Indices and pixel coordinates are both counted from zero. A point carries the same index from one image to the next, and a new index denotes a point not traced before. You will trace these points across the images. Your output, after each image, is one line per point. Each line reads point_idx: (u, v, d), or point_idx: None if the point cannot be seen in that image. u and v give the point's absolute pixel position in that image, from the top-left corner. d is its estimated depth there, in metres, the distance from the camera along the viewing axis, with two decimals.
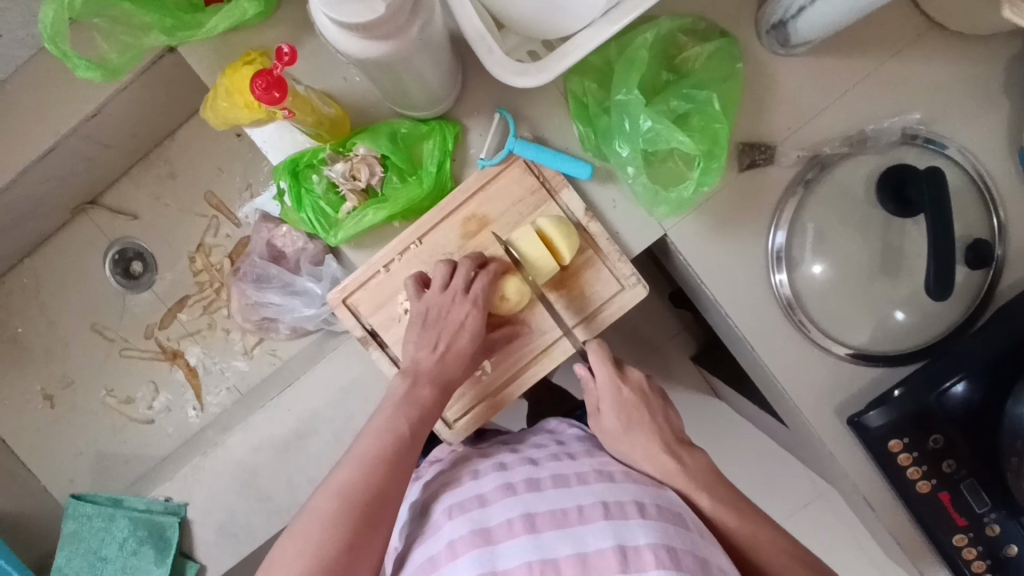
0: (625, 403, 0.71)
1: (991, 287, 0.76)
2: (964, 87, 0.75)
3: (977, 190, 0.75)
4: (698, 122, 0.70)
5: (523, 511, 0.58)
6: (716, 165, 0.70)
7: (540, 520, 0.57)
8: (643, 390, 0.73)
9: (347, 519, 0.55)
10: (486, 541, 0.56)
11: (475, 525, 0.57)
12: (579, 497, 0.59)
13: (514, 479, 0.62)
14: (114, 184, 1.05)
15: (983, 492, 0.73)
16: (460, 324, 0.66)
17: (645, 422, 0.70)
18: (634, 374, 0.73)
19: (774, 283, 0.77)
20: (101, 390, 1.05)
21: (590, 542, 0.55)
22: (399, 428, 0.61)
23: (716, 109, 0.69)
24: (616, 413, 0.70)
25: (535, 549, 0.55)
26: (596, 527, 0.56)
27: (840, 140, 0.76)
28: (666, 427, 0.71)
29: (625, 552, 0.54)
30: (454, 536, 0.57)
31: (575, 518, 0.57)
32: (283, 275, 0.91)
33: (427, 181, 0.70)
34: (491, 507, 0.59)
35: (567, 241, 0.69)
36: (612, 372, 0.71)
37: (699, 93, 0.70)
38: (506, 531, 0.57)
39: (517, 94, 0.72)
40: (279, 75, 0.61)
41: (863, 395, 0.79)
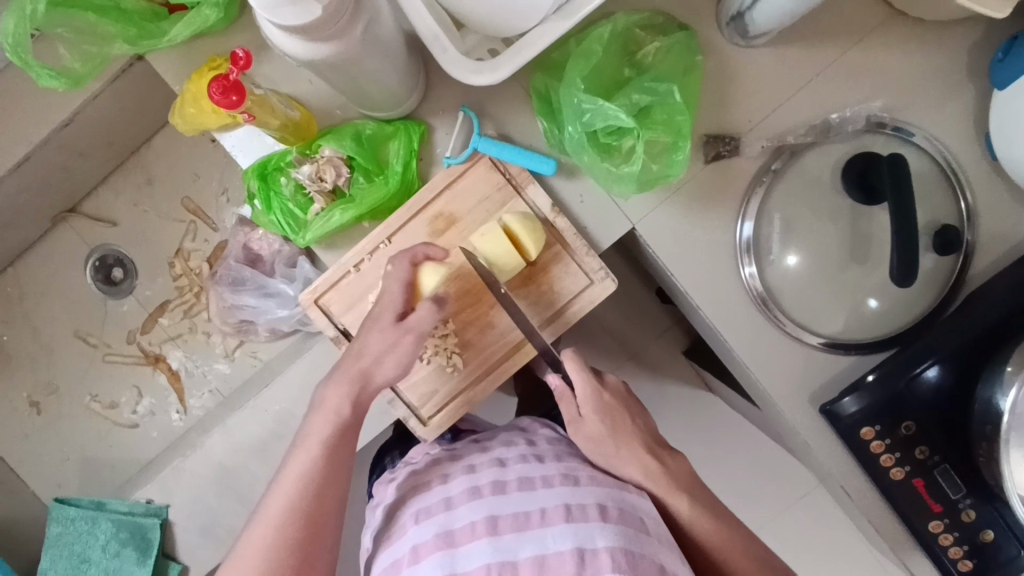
0: (607, 408, 0.68)
1: (961, 273, 0.76)
2: (925, 74, 0.76)
3: (944, 175, 0.75)
4: (660, 115, 0.71)
5: (487, 514, 0.58)
6: (680, 157, 0.71)
7: (503, 523, 0.57)
8: (622, 394, 0.71)
9: (299, 509, 0.59)
10: (448, 545, 0.57)
11: (439, 530, 0.58)
12: (542, 500, 0.59)
13: (481, 482, 0.62)
14: (93, 192, 1.06)
15: (956, 478, 0.73)
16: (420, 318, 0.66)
17: (625, 424, 0.68)
18: (612, 380, 0.72)
19: (744, 275, 0.77)
20: (86, 396, 1.06)
21: (550, 544, 0.56)
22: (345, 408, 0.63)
23: (677, 101, 0.70)
24: (599, 418, 0.67)
25: (494, 552, 0.56)
26: (556, 530, 0.56)
27: (805, 129, 0.76)
28: (644, 428, 0.69)
29: (583, 554, 0.55)
30: (418, 540, 0.59)
31: (537, 521, 0.58)
32: (257, 278, 0.92)
33: (393, 181, 0.71)
34: (456, 510, 0.60)
35: (533, 237, 0.70)
36: (591, 378, 0.68)
37: (659, 85, 0.70)
38: (469, 534, 0.57)
39: (478, 93, 0.73)
40: (235, 79, 0.63)
41: (836, 383, 0.79)
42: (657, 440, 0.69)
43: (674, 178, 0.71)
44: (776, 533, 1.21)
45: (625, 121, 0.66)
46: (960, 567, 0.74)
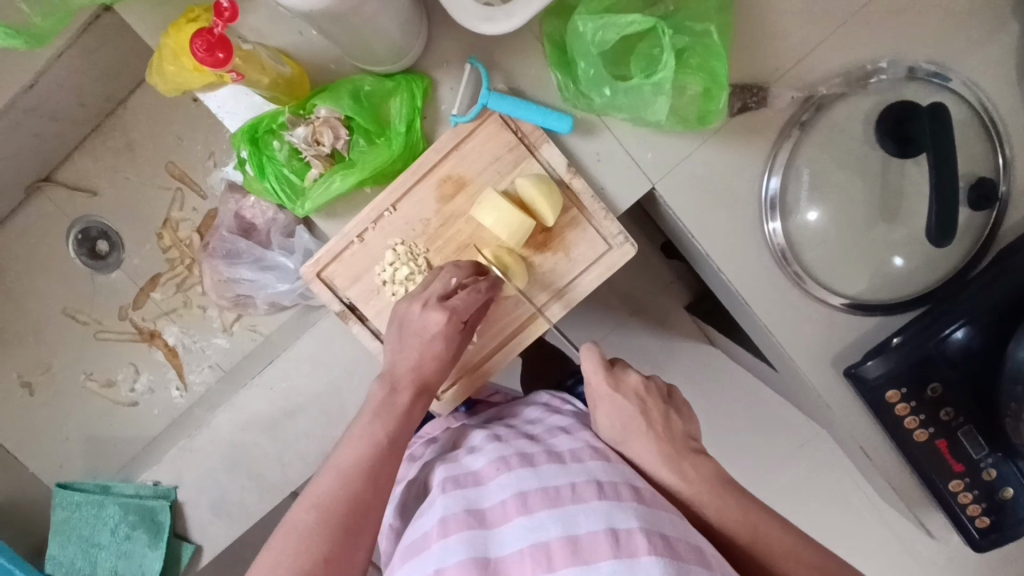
0: (619, 410, 0.67)
1: (994, 229, 0.73)
2: (967, 13, 0.70)
3: (982, 124, 0.71)
4: (695, 59, 0.65)
5: (516, 490, 0.56)
6: (717, 103, 0.66)
7: (533, 500, 0.55)
8: (641, 395, 0.68)
9: (325, 535, 0.54)
10: (479, 523, 0.55)
11: (469, 506, 0.57)
12: (572, 475, 0.58)
13: (508, 453, 0.61)
14: (68, 159, 0.99)
15: (979, 438, 0.72)
16: (427, 325, 0.63)
17: (639, 431, 0.66)
18: (632, 377, 0.69)
19: (767, 231, 0.73)
20: (81, 374, 1.02)
21: (582, 524, 0.52)
22: (376, 436, 0.59)
23: (716, 41, 0.64)
24: (611, 420, 0.67)
25: (529, 531, 0.53)
26: (589, 505, 0.54)
27: (837, 78, 0.71)
28: (660, 432, 0.67)
29: (617, 535, 0.51)
30: (445, 512, 0.56)
31: (568, 497, 0.55)
32: (253, 250, 0.87)
33: (397, 143, 0.66)
34: (486, 484, 0.59)
35: (549, 202, 0.65)
36: (607, 381, 0.68)
37: (695, 25, 0.64)
38: (500, 511, 0.56)
39: (487, 43, 0.67)
40: (220, 34, 0.56)
41: (860, 345, 0.77)
42: (676, 446, 0.66)
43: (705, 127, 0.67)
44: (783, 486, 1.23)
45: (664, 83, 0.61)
46: (978, 524, 0.74)
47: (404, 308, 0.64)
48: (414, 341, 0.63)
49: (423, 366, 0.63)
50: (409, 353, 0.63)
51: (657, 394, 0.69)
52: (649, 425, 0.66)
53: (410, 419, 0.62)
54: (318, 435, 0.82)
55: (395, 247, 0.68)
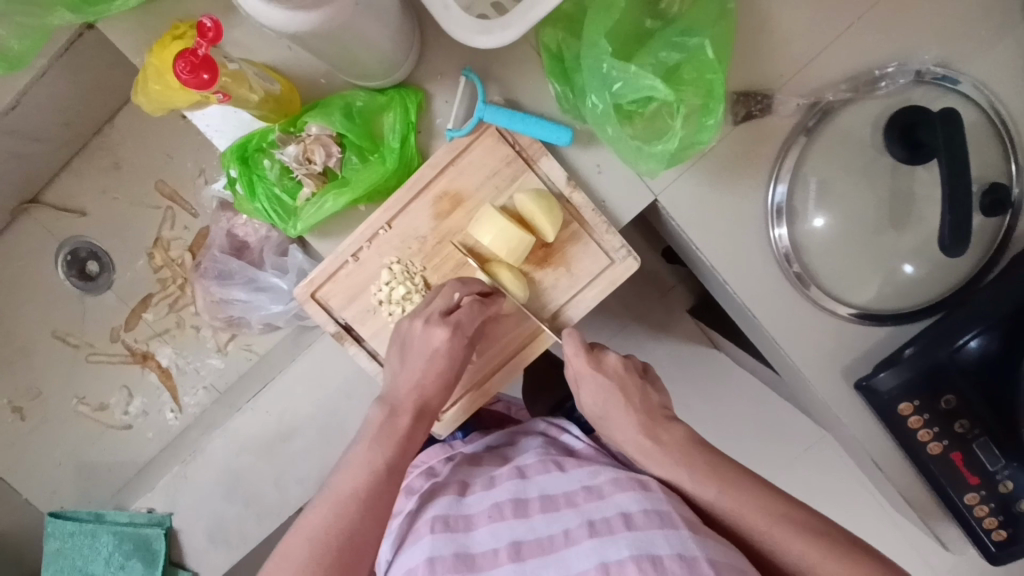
0: (601, 390, 0.67)
1: (1007, 234, 0.71)
2: (975, 14, 0.68)
3: (993, 128, 0.69)
4: (690, 74, 0.62)
5: (510, 540, 0.57)
6: (711, 120, 0.62)
7: (526, 549, 0.56)
8: (622, 375, 0.68)
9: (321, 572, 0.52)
10: (468, 567, 0.56)
11: (459, 550, 0.57)
12: (567, 520, 0.57)
13: (502, 499, 0.60)
14: (56, 179, 0.97)
15: (995, 450, 0.70)
16: (435, 343, 0.61)
17: (620, 407, 0.67)
18: (611, 358, 0.68)
19: (773, 237, 0.71)
20: (73, 398, 1.00)
21: (574, 564, 0.54)
22: (375, 464, 0.58)
23: (711, 57, 0.61)
24: (593, 397, 0.68)
25: None
26: (580, 547, 0.54)
27: (844, 83, 0.69)
28: (638, 405, 0.67)
29: (608, 569, 0.52)
30: (434, 552, 0.56)
31: (561, 543, 0.56)
32: (246, 270, 0.85)
33: (391, 160, 0.64)
34: (476, 531, 0.58)
35: (549, 217, 0.63)
36: (588, 363, 0.67)
37: (689, 40, 0.61)
38: (491, 559, 0.56)
39: (481, 56, 0.65)
40: (204, 55, 0.54)
41: (871, 355, 0.75)
42: (652, 416, 0.67)
43: (704, 145, 0.63)
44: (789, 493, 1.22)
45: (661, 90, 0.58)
46: (994, 537, 0.73)
47: (406, 326, 0.62)
48: (416, 362, 0.61)
49: (422, 390, 0.62)
50: (411, 374, 0.62)
51: (635, 370, 0.69)
52: (628, 402, 0.67)
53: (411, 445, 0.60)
54: (316, 460, 0.80)
55: (391, 267, 0.66)
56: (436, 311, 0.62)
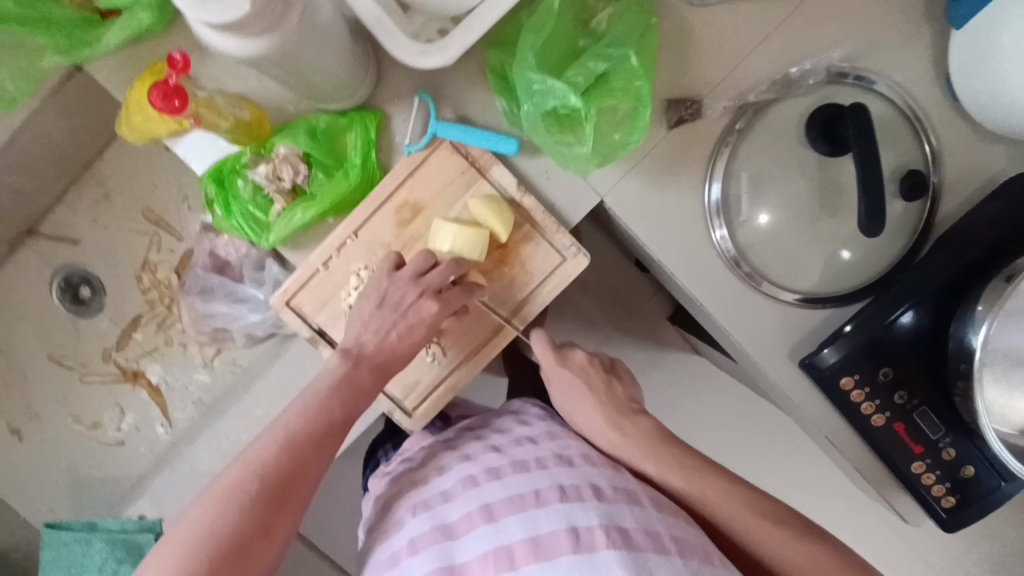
0: (567, 384, 0.75)
1: (930, 216, 0.76)
2: (881, 18, 0.75)
3: (907, 120, 0.75)
4: (619, 81, 0.69)
5: (482, 503, 0.59)
6: (642, 122, 0.69)
7: (498, 508, 0.58)
8: (586, 368, 0.75)
9: (256, 497, 0.56)
10: (447, 536, 0.58)
11: (436, 523, 0.60)
12: (536, 482, 0.60)
13: (476, 470, 0.64)
14: (50, 212, 1.04)
15: (935, 419, 0.75)
16: (412, 317, 0.67)
17: (587, 399, 0.73)
18: (577, 354, 0.77)
19: (715, 240, 0.77)
20: (68, 418, 1.05)
21: (543, 524, 0.56)
22: (331, 412, 0.62)
23: (634, 65, 0.68)
24: (562, 394, 0.75)
25: (492, 538, 0.56)
26: (550, 509, 0.57)
27: (766, 85, 0.75)
28: (602, 397, 0.73)
29: (577, 532, 0.55)
30: (415, 533, 0.60)
31: (532, 502, 0.58)
32: (226, 285, 0.91)
33: (354, 174, 0.70)
34: (453, 502, 0.61)
35: (501, 219, 0.69)
36: (553, 356, 0.76)
37: (613, 51, 0.68)
38: (467, 523, 0.59)
39: (432, 76, 0.71)
40: (175, 83, 0.61)
41: (816, 336, 0.79)
42: (619, 409, 0.72)
43: (631, 146, 0.69)
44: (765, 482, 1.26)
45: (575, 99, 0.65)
46: (944, 504, 0.76)
47: (377, 286, 0.67)
48: (382, 351, 0.67)
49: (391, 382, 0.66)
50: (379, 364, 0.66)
51: (600, 366, 0.76)
52: (591, 394, 0.73)
53: (360, 389, 0.65)
54: None
55: (359, 272, 0.71)
56: (411, 273, 0.67)
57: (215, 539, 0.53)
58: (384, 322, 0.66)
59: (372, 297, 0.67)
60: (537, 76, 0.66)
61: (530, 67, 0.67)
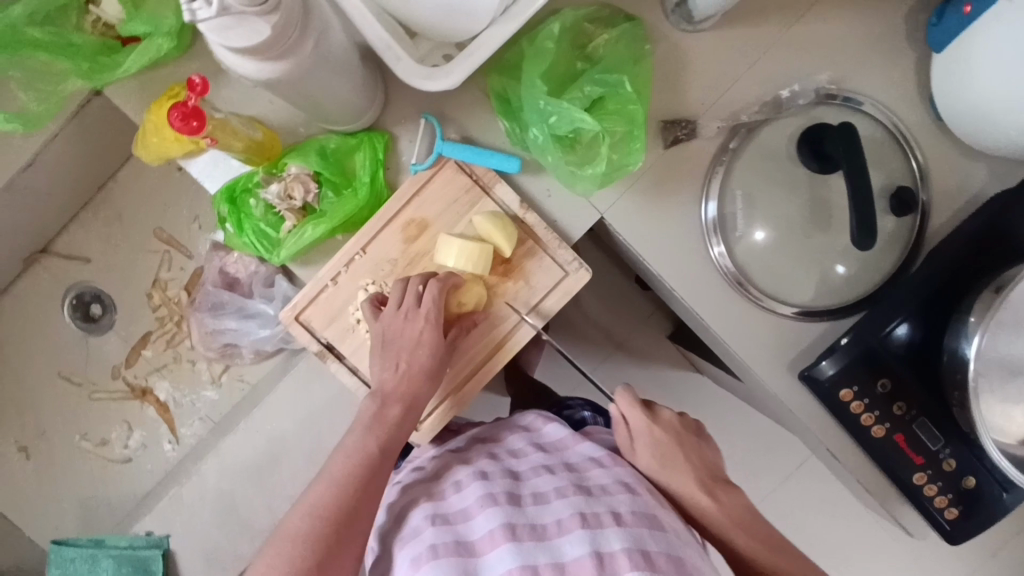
0: (661, 444, 0.73)
1: (920, 231, 0.79)
2: (867, 41, 0.78)
3: (895, 139, 0.78)
4: (615, 105, 0.72)
5: (503, 521, 0.60)
6: (638, 144, 0.72)
7: (521, 530, 0.59)
8: (675, 428, 0.75)
9: (316, 541, 0.59)
10: (469, 553, 0.59)
11: (459, 537, 0.61)
12: (558, 511, 0.61)
13: (496, 491, 0.64)
14: (63, 231, 1.06)
15: (934, 430, 0.76)
16: (417, 338, 0.68)
17: (678, 460, 0.73)
18: (665, 412, 0.76)
19: (713, 255, 0.79)
20: (76, 435, 1.06)
21: (568, 551, 0.58)
22: (368, 447, 0.65)
23: (629, 90, 0.71)
24: (650, 453, 0.73)
25: (516, 557, 0.57)
26: (572, 536, 0.58)
27: (757, 107, 0.78)
28: (695, 463, 0.73)
29: (602, 557, 0.56)
30: (434, 541, 0.61)
31: (554, 531, 0.60)
32: (236, 300, 0.94)
33: (362, 192, 0.72)
34: (474, 519, 0.62)
35: (505, 235, 0.72)
36: (644, 415, 0.75)
37: (610, 77, 0.72)
38: (489, 543, 0.59)
39: (437, 99, 0.74)
40: (194, 105, 0.64)
41: (813, 348, 0.81)
42: (711, 476, 0.73)
43: (632, 166, 0.72)
44: (766, 497, 1.27)
45: (590, 122, 0.68)
46: (947, 516, 0.77)
47: (383, 326, 0.69)
48: (390, 366, 0.68)
49: (399, 391, 0.68)
50: (395, 378, 0.68)
51: (688, 429, 0.77)
52: (686, 459, 0.73)
53: (398, 431, 0.67)
54: (302, 474, 0.88)
55: (367, 288, 0.73)
56: (410, 305, 0.68)
57: None
58: (398, 342, 0.68)
59: (377, 340, 0.69)
60: (546, 102, 0.70)
61: (538, 94, 0.70)
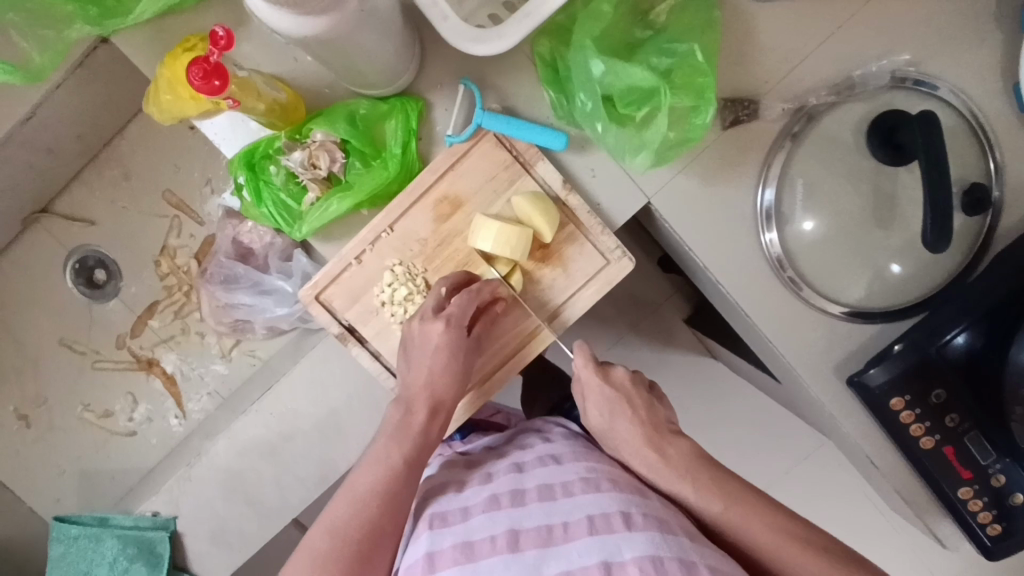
0: (608, 403, 0.69)
1: (990, 231, 0.73)
2: (949, 22, 0.71)
3: (971, 130, 0.72)
4: (681, 77, 0.66)
5: (509, 526, 0.55)
6: (702, 118, 0.66)
7: (524, 539, 0.54)
8: (629, 388, 0.69)
9: (338, 562, 0.54)
10: (467, 557, 0.54)
11: (458, 540, 0.55)
12: (564, 512, 0.56)
13: (500, 491, 0.60)
14: (66, 190, 1.00)
15: (985, 442, 0.72)
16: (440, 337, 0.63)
17: (626, 418, 0.68)
18: (620, 372, 0.70)
19: (764, 242, 0.73)
20: (78, 405, 1.03)
21: (575, 559, 0.51)
22: (392, 459, 0.59)
23: (700, 60, 0.65)
24: (599, 410, 0.69)
25: (516, 568, 0.52)
26: (580, 544, 0.52)
27: (826, 89, 0.72)
28: (643, 417, 0.68)
29: (610, 569, 0.50)
30: (434, 548, 0.55)
31: (560, 535, 0.54)
32: (251, 274, 0.90)
33: (393, 165, 0.66)
34: (473, 519, 0.57)
35: (546, 219, 0.66)
36: (596, 373, 0.69)
37: (677, 46, 0.66)
38: (489, 546, 0.54)
39: (478, 65, 0.67)
40: (216, 61, 0.57)
41: (863, 352, 0.76)
42: (666, 432, 0.67)
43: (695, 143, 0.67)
44: (783, 493, 1.24)
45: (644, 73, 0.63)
46: (989, 532, 0.74)
47: (409, 327, 0.65)
48: (419, 359, 0.64)
49: (431, 382, 0.63)
50: (420, 371, 0.63)
51: (643, 385, 0.71)
52: (633, 413, 0.68)
53: (426, 443, 0.62)
54: (317, 460, 0.84)
55: (393, 268, 0.68)
56: (429, 310, 0.65)
57: None
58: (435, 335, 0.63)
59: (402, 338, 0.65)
60: (597, 59, 0.63)
61: (591, 52, 0.63)
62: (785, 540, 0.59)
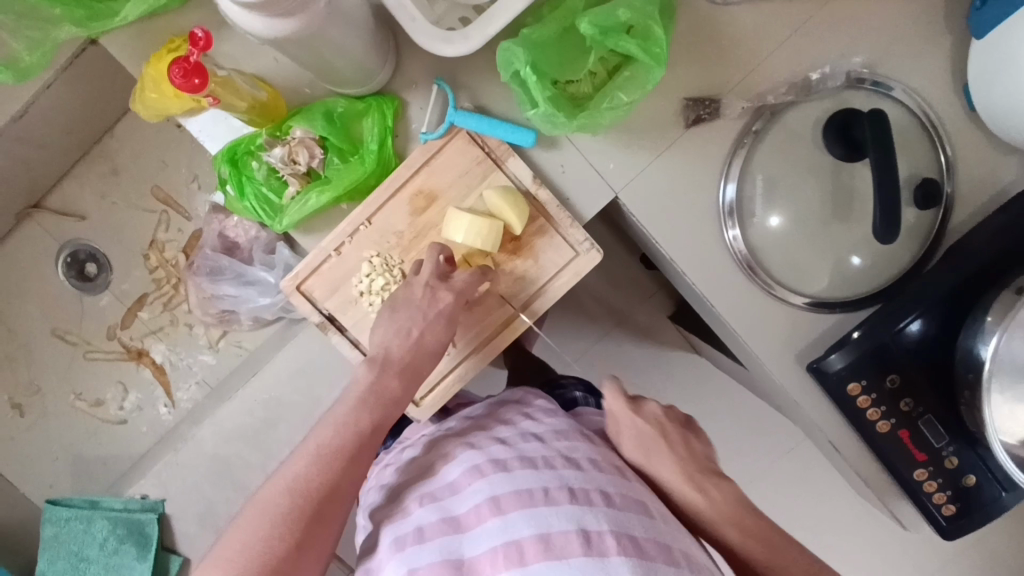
0: (644, 437, 0.69)
1: (942, 226, 0.76)
2: (902, 24, 0.75)
3: (924, 128, 0.75)
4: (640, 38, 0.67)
5: (490, 495, 0.57)
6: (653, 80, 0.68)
7: (506, 501, 0.56)
8: (660, 419, 0.70)
9: (297, 518, 0.54)
10: (454, 529, 0.57)
11: (445, 514, 0.58)
12: (544, 478, 0.58)
13: (481, 460, 0.61)
14: (57, 185, 1.03)
15: (939, 427, 0.75)
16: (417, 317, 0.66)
17: (661, 452, 0.68)
18: (650, 404, 0.71)
19: (728, 239, 0.76)
20: (70, 394, 1.05)
21: (554, 523, 0.54)
22: (359, 424, 0.60)
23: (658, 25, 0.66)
24: (634, 444, 0.68)
25: (501, 533, 0.54)
26: (561, 509, 0.55)
27: (785, 88, 0.75)
28: (677, 451, 0.68)
29: (588, 535, 0.53)
30: (422, 522, 0.58)
31: (542, 498, 0.56)
32: (236, 266, 0.93)
33: (369, 160, 0.69)
34: (461, 492, 0.59)
35: (516, 212, 0.69)
36: (628, 406, 0.70)
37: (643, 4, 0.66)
38: (474, 516, 0.56)
39: (451, 64, 0.71)
40: (196, 61, 0.60)
41: (824, 340, 0.80)
42: (700, 468, 0.68)
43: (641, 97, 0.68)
44: (760, 483, 1.27)
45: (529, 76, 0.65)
46: (944, 512, 0.77)
47: (384, 314, 0.68)
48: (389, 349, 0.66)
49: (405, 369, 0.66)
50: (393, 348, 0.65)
51: (676, 419, 0.72)
52: (669, 447, 0.68)
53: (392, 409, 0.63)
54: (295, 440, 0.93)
55: (370, 260, 0.71)
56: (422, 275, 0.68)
57: (257, 556, 0.52)
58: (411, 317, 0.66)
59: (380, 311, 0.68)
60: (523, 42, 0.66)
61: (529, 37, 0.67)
62: (755, 531, 0.64)
